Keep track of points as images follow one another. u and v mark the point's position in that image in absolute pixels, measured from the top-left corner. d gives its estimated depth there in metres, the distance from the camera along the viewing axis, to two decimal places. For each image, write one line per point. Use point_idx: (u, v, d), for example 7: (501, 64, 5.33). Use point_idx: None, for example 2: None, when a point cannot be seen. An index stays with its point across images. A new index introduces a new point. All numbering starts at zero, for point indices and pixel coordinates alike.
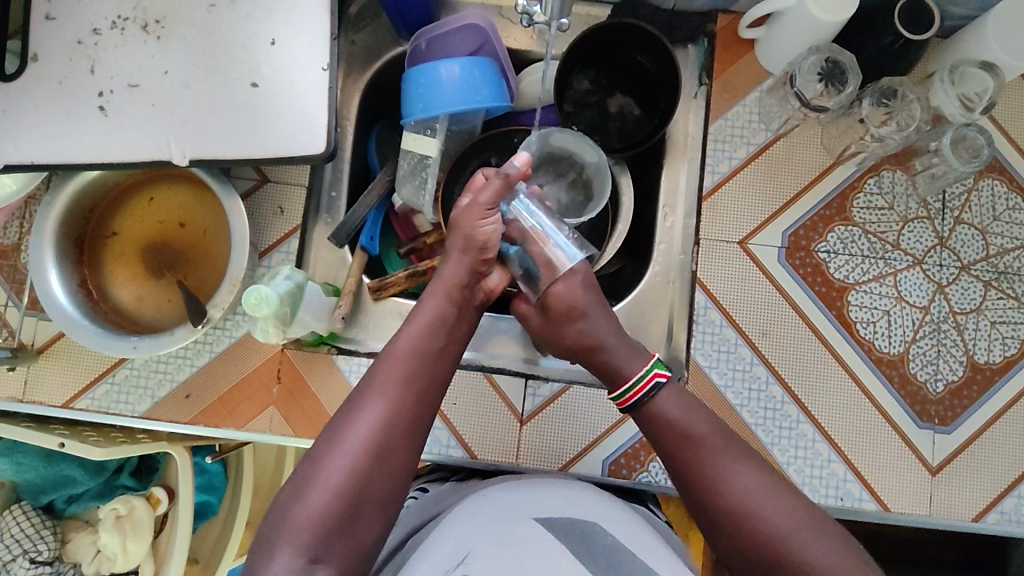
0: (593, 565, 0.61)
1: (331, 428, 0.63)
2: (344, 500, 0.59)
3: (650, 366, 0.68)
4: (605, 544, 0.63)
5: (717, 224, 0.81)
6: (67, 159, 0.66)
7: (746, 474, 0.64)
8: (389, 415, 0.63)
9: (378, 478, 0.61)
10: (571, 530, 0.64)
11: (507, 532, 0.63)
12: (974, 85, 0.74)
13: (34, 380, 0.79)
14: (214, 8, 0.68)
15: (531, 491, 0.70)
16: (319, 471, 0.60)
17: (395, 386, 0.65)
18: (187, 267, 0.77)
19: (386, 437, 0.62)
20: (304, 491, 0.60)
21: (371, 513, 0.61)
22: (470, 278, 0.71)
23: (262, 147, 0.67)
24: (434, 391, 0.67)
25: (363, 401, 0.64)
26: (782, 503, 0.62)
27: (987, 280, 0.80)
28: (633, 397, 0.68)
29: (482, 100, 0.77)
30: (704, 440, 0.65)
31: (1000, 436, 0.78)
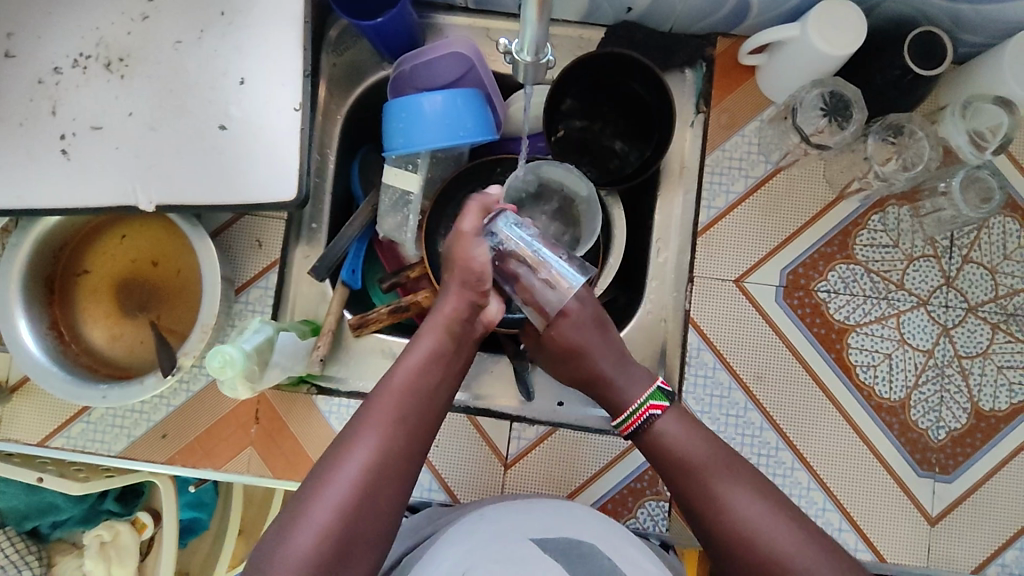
0: None
1: (322, 463, 0.61)
2: (331, 541, 0.57)
3: (644, 398, 0.66)
4: (603, 568, 0.63)
5: (712, 260, 0.77)
6: (27, 206, 0.63)
7: (746, 497, 0.61)
8: (382, 454, 0.60)
9: (369, 519, 0.59)
10: (569, 552, 0.64)
11: (506, 552, 0.63)
12: (987, 121, 0.70)
13: (9, 418, 0.78)
14: (180, 44, 0.65)
15: (528, 511, 0.68)
16: (307, 511, 0.58)
17: (389, 423, 0.62)
18: (161, 306, 0.75)
19: (378, 477, 0.60)
20: (292, 529, 0.57)
21: (361, 556, 0.58)
22: (471, 311, 0.68)
23: (231, 193, 0.63)
24: (429, 427, 0.64)
25: (354, 438, 0.61)
26: (785, 526, 0.59)
27: (995, 322, 0.76)
28: (632, 425, 0.66)
29: (467, 133, 0.73)
30: (704, 459, 0.63)
31: (1003, 486, 0.75)
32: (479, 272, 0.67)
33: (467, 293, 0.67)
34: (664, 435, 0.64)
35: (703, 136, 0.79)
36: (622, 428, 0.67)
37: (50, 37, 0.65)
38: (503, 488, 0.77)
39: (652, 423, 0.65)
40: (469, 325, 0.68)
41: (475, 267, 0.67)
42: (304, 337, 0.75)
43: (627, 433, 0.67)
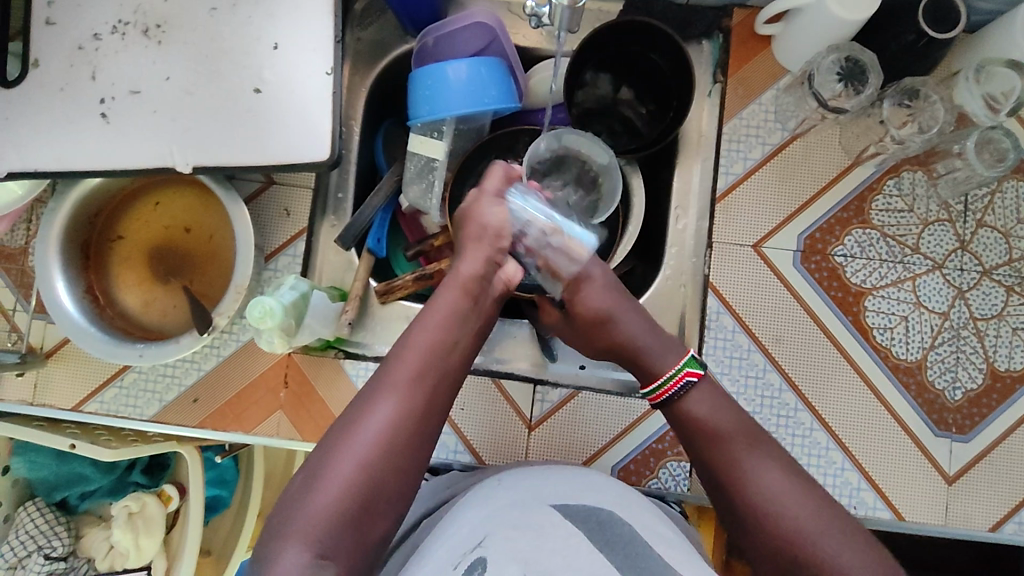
0: (614, 557, 0.56)
1: (342, 423, 0.60)
2: (354, 497, 0.56)
3: (681, 365, 0.67)
4: (622, 535, 0.59)
5: (730, 226, 0.79)
6: (69, 168, 0.65)
7: (772, 473, 0.60)
8: (403, 411, 0.59)
9: (392, 476, 0.58)
10: (587, 518, 0.60)
11: (524, 518, 0.61)
12: (1000, 85, 0.72)
13: (44, 383, 0.80)
14: (215, 12, 0.67)
15: (544, 479, 0.68)
16: (329, 466, 0.57)
17: (410, 381, 0.61)
18: (193, 271, 0.77)
19: (401, 435, 0.59)
20: (313, 486, 0.56)
21: (384, 512, 0.57)
22: (488, 270, 0.68)
23: (265, 154, 0.65)
24: (449, 388, 0.63)
25: (376, 397, 0.60)
26: (805, 505, 0.58)
27: (1010, 285, 0.77)
28: (665, 393, 0.66)
29: (490, 101, 0.75)
30: (733, 435, 0.63)
31: (1018, 445, 0.76)
32: (496, 228, 0.69)
33: (483, 250, 0.68)
34: (694, 410, 0.65)
35: (720, 105, 0.81)
36: (651, 398, 0.68)
37: (90, 5, 0.67)
38: (527, 450, 0.78)
39: (686, 392, 0.66)
40: (488, 284, 0.68)
41: (489, 224, 0.69)
42: (333, 301, 0.77)
43: (657, 402, 0.67)
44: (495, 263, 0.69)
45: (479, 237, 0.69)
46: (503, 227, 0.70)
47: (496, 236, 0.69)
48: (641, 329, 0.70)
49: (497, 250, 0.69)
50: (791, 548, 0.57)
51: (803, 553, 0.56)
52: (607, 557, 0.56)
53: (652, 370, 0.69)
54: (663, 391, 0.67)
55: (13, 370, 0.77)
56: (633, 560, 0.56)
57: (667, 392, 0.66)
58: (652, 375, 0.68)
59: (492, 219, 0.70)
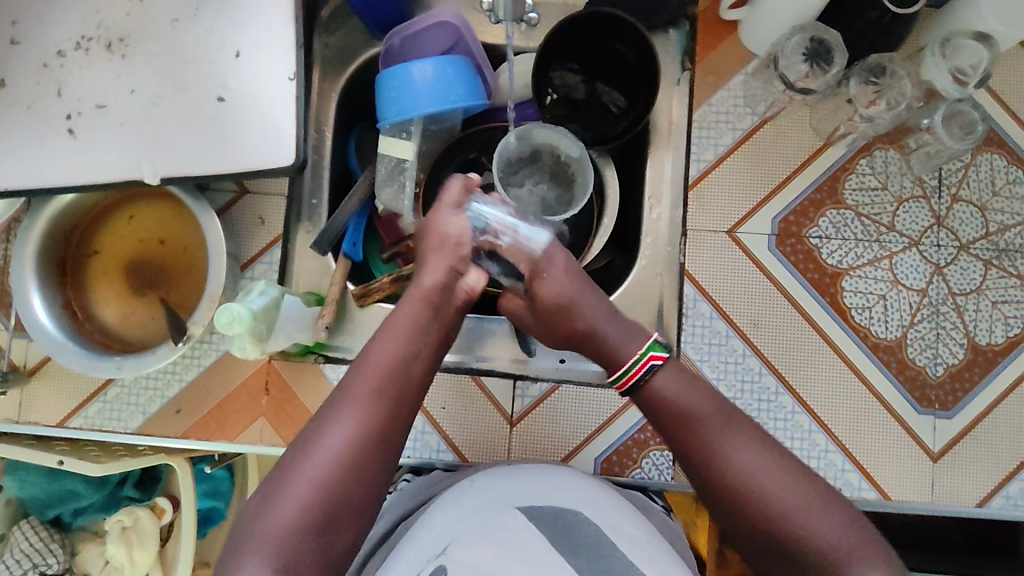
0: (574, 561, 0.58)
1: (303, 437, 0.60)
2: (311, 514, 0.57)
3: (644, 349, 0.63)
4: (588, 535, 0.60)
5: (704, 213, 0.79)
6: (39, 185, 0.66)
7: (748, 453, 0.58)
8: (363, 426, 0.60)
9: (350, 492, 0.59)
10: (553, 520, 0.61)
11: (490, 523, 0.61)
12: (969, 58, 0.72)
13: (28, 401, 0.80)
14: (177, 23, 0.67)
15: (515, 479, 0.68)
16: (287, 485, 0.57)
17: (370, 395, 0.61)
18: (169, 283, 0.77)
19: (359, 450, 0.59)
20: (272, 503, 0.57)
21: (345, 528, 0.59)
22: (450, 279, 0.67)
23: (232, 161, 0.66)
24: (411, 399, 0.63)
25: (336, 412, 0.60)
26: (781, 482, 0.57)
27: (987, 259, 0.77)
28: (631, 380, 0.63)
29: (457, 100, 0.75)
30: (699, 416, 0.60)
31: (1003, 418, 0.76)
32: (454, 240, 0.68)
33: (444, 258, 0.67)
34: (659, 391, 0.62)
35: (689, 93, 0.80)
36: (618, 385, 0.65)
37: (53, 21, 0.67)
38: (509, 446, 0.78)
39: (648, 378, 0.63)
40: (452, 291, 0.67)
41: (450, 234, 0.68)
42: (309, 305, 0.77)
43: (624, 390, 0.64)
44: (458, 271, 0.68)
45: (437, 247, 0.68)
46: (461, 235, 0.68)
47: (456, 246, 0.68)
48: (601, 314, 0.67)
49: (459, 260, 0.68)
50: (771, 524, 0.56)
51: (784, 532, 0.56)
52: (567, 560, 0.58)
53: (615, 356, 0.65)
54: (627, 378, 0.63)
55: None
56: (597, 560, 0.58)
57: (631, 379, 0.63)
58: (617, 363, 0.65)
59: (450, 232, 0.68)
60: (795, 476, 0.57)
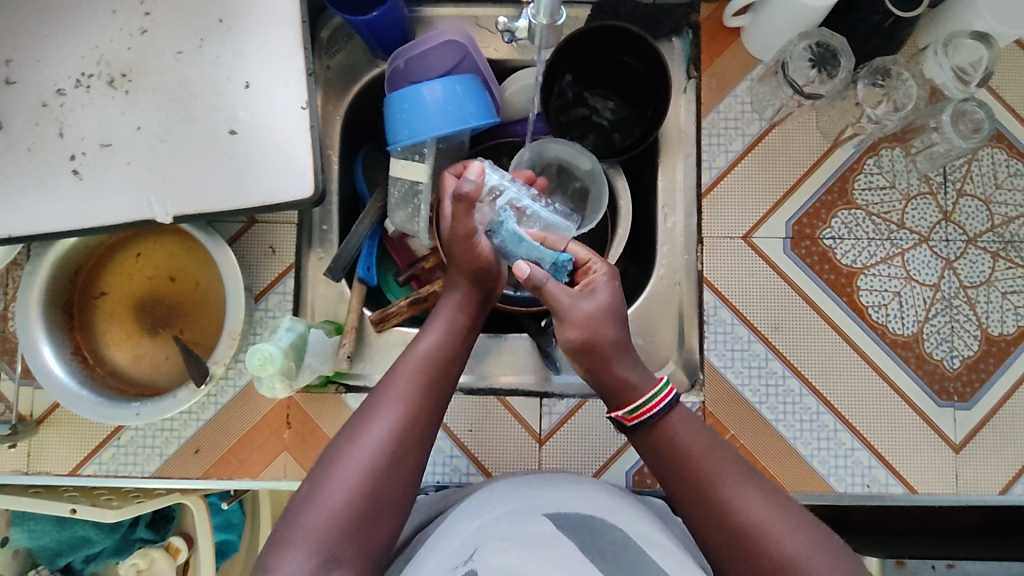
0: (601, 563, 0.59)
1: (341, 438, 0.60)
2: (355, 511, 0.57)
3: (659, 386, 0.63)
4: (615, 541, 0.61)
5: (719, 220, 0.79)
6: (45, 231, 0.63)
7: (751, 498, 0.59)
8: (402, 425, 0.60)
9: (390, 489, 0.59)
10: (579, 527, 0.62)
11: (516, 528, 0.63)
12: (968, 56, 0.73)
13: (37, 452, 0.77)
14: (182, 55, 0.65)
15: (540, 487, 0.68)
16: (330, 478, 0.58)
17: (409, 393, 0.62)
18: (182, 320, 0.75)
19: (400, 445, 0.60)
20: (313, 502, 0.57)
21: (382, 523, 0.58)
22: (480, 294, 0.70)
23: (248, 197, 0.64)
24: (446, 399, 0.64)
25: (377, 406, 0.61)
26: (788, 526, 0.57)
27: (995, 251, 0.78)
28: (645, 414, 0.63)
29: (469, 119, 0.74)
30: (704, 462, 0.61)
31: (1019, 406, 0.77)
32: (483, 263, 0.68)
33: (477, 270, 0.68)
34: (673, 429, 0.63)
35: (696, 101, 0.82)
36: (628, 418, 0.64)
37: (51, 59, 0.65)
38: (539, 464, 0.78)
39: (667, 413, 0.63)
40: (483, 308, 0.70)
41: (478, 242, 0.67)
42: (329, 336, 0.76)
43: (635, 423, 0.63)
44: (486, 289, 0.70)
45: (470, 268, 0.68)
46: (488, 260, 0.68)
47: (483, 268, 0.69)
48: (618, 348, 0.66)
49: (486, 279, 0.69)
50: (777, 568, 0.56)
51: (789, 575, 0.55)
52: (597, 566, 0.59)
53: (631, 391, 0.64)
54: (645, 410, 0.63)
55: (4, 442, 0.75)
56: (624, 567, 0.59)
57: (648, 412, 0.63)
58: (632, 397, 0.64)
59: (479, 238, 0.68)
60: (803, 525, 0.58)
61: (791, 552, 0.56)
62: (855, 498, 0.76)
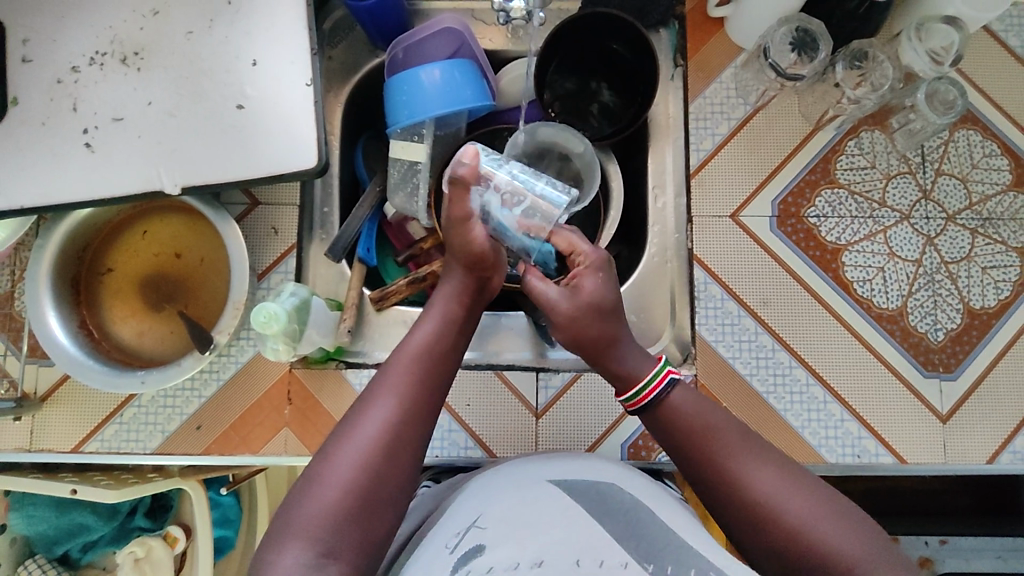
0: (612, 525, 0.59)
1: (340, 428, 0.61)
2: (354, 498, 0.57)
3: (660, 366, 0.66)
4: (622, 503, 0.61)
5: (708, 199, 0.82)
6: (57, 202, 0.66)
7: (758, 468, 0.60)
8: (399, 413, 0.61)
9: (388, 476, 0.59)
10: (588, 491, 0.62)
11: (521, 493, 0.62)
12: (940, 40, 0.77)
13: (40, 428, 0.78)
14: (192, 35, 0.68)
15: (546, 461, 0.68)
16: (327, 470, 0.58)
17: (405, 385, 0.63)
18: (187, 296, 0.77)
19: (397, 437, 0.60)
20: (314, 489, 0.58)
21: (383, 510, 0.59)
22: (478, 281, 0.69)
23: (253, 168, 0.67)
24: (442, 389, 0.65)
25: (373, 399, 0.62)
26: (797, 495, 0.59)
27: (973, 227, 0.81)
28: (645, 399, 0.65)
29: (466, 101, 0.77)
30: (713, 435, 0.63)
31: (1002, 378, 0.79)
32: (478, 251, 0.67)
33: (467, 266, 0.69)
34: (677, 407, 0.65)
35: (683, 88, 0.85)
36: (629, 403, 0.67)
37: (68, 39, 0.68)
38: (536, 438, 0.79)
39: (664, 397, 0.65)
40: (478, 290, 0.70)
41: (474, 247, 0.67)
42: (330, 310, 0.78)
43: (637, 407, 0.66)
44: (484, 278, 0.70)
45: (466, 259, 0.69)
46: (485, 252, 0.68)
47: (476, 258, 0.68)
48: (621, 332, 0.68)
49: (482, 269, 0.69)
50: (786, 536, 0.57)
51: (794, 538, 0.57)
52: (607, 529, 0.59)
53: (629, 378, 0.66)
54: (642, 396, 0.65)
55: (8, 417, 0.76)
56: (634, 528, 0.59)
57: (647, 397, 0.65)
58: (632, 381, 0.66)
59: (477, 236, 0.68)
60: (811, 493, 0.59)
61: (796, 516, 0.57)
62: (846, 469, 0.78)
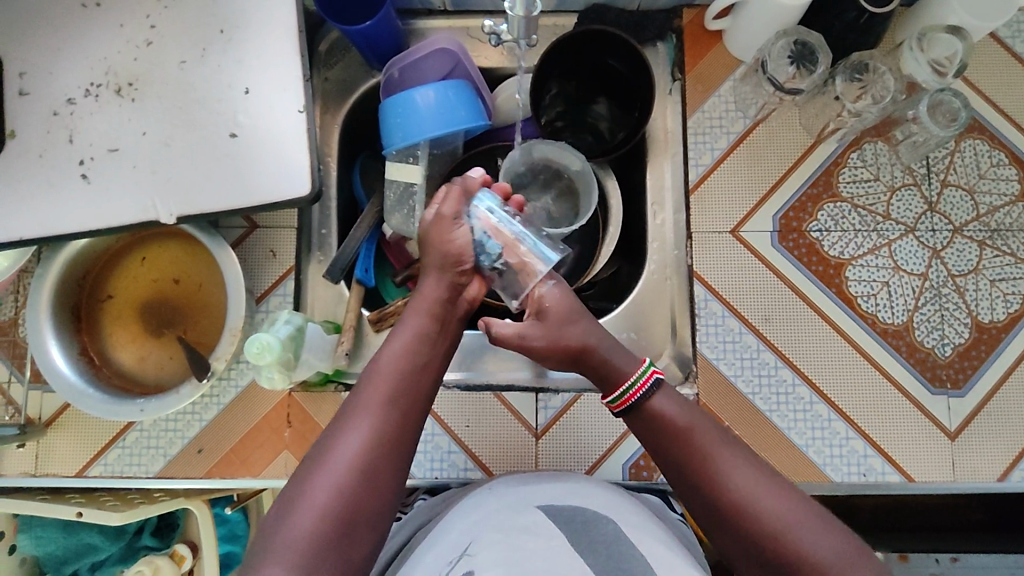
0: (590, 558, 0.58)
1: (317, 449, 0.61)
2: (333, 520, 0.57)
3: (645, 367, 0.65)
4: (606, 533, 0.61)
5: (707, 215, 0.81)
6: (54, 233, 0.66)
7: (741, 470, 0.60)
8: (375, 434, 0.61)
9: (367, 497, 0.59)
10: (571, 518, 0.62)
11: (511, 519, 0.63)
12: (943, 50, 0.75)
13: (45, 454, 0.79)
14: (185, 64, 0.68)
15: (534, 483, 0.68)
16: (305, 495, 0.58)
17: (380, 406, 0.62)
18: (186, 321, 0.77)
19: (373, 458, 0.60)
20: (292, 511, 0.57)
21: (362, 532, 0.59)
22: (453, 291, 0.69)
23: (246, 197, 0.67)
24: (419, 406, 0.65)
25: (348, 421, 0.61)
26: (772, 493, 0.59)
27: (981, 239, 0.80)
28: (632, 398, 0.64)
29: (461, 121, 0.77)
30: (696, 434, 0.62)
31: (1013, 393, 0.77)
32: (457, 252, 0.69)
33: (445, 273, 0.69)
34: (661, 412, 0.63)
35: (681, 102, 0.84)
36: (617, 404, 0.65)
37: (63, 71, 0.68)
38: (536, 459, 0.79)
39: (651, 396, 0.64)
40: (454, 304, 0.69)
41: (452, 250, 0.68)
42: (328, 333, 0.78)
43: (623, 408, 0.65)
44: (457, 286, 0.69)
45: (441, 261, 0.69)
46: (463, 252, 0.69)
47: (455, 262, 0.69)
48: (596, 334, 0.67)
49: (457, 272, 0.69)
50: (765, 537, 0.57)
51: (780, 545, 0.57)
52: (586, 561, 0.58)
53: (616, 376, 0.66)
54: (629, 396, 0.64)
55: (13, 443, 0.77)
56: (614, 560, 0.58)
57: (634, 397, 0.64)
58: (616, 382, 0.66)
59: (457, 243, 0.69)
60: (786, 491, 0.59)
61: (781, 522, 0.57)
62: (852, 488, 0.76)
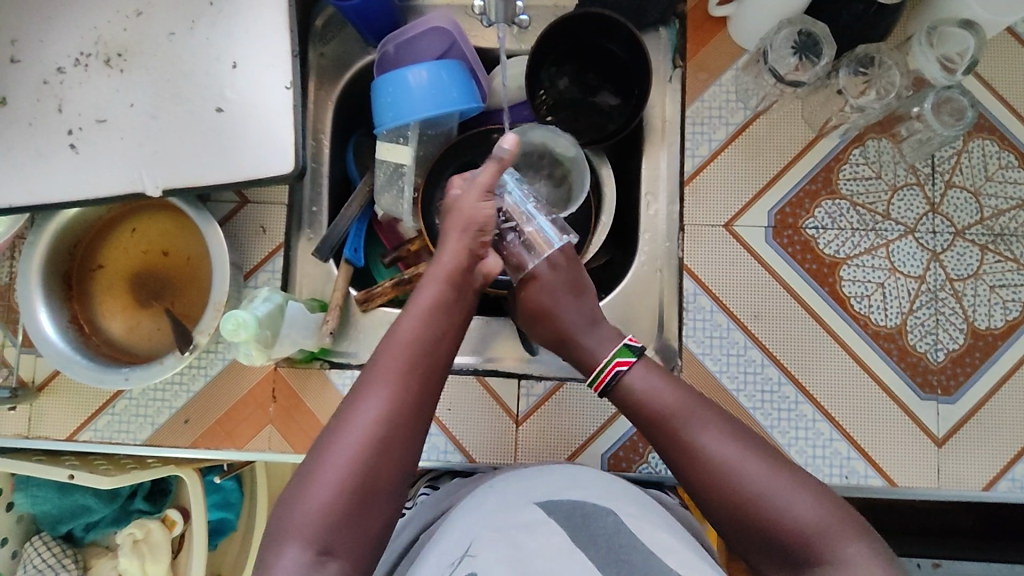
0: (592, 551, 0.55)
1: (330, 422, 0.59)
2: (353, 492, 0.56)
3: (611, 355, 0.65)
4: (605, 527, 0.58)
5: (701, 207, 0.79)
6: (41, 201, 0.66)
7: (719, 438, 0.59)
8: (393, 402, 0.59)
9: (388, 468, 0.57)
10: (571, 511, 0.61)
11: (510, 518, 0.62)
12: (955, 46, 0.73)
13: (37, 417, 0.80)
14: (174, 36, 0.68)
15: (537, 480, 0.68)
16: (320, 470, 0.56)
17: (397, 373, 0.60)
18: (174, 294, 0.78)
19: (392, 427, 0.58)
20: (307, 485, 0.56)
21: (383, 504, 0.57)
22: (470, 258, 0.68)
23: (232, 172, 0.67)
24: (441, 372, 0.62)
25: (364, 392, 0.59)
26: (756, 463, 0.57)
27: (983, 244, 0.77)
28: (607, 379, 0.65)
29: (453, 102, 0.76)
30: (674, 407, 0.61)
31: (1006, 401, 0.76)
32: (481, 223, 0.68)
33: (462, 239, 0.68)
34: (633, 387, 0.63)
35: (681, 90, 0.83)
36: (594, 386, 0.66)
37: (53, 39, 0.69)
38: (516, 445, 0.79)
39: (623, 375, 0.64)
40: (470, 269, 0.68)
41: (479, 218, 0.68)
42: (313, 312, 0.78)
43: (601, 390, 0.66)
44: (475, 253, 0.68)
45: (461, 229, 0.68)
46: (487, 222, 0.69)
47: (479, 229, 0.69)
48: (579, 323, 0.69)
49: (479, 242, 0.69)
50: (753, 512, 0.56)
51: (759, 515, 0.56)
52: (588, 555, 0.55)
53: (591, 359, 0.67)
54: (602, 377, 0.65)
55: (6, 405, 0.79)
56: (615, 552, 0.55)
57: (606, 379, 0.65)
58: (592, 364, 0.67)
59: (483, 214, 0.69)
60: (775, 465, 0.58)
61: (760, 491, 0.56)
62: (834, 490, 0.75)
